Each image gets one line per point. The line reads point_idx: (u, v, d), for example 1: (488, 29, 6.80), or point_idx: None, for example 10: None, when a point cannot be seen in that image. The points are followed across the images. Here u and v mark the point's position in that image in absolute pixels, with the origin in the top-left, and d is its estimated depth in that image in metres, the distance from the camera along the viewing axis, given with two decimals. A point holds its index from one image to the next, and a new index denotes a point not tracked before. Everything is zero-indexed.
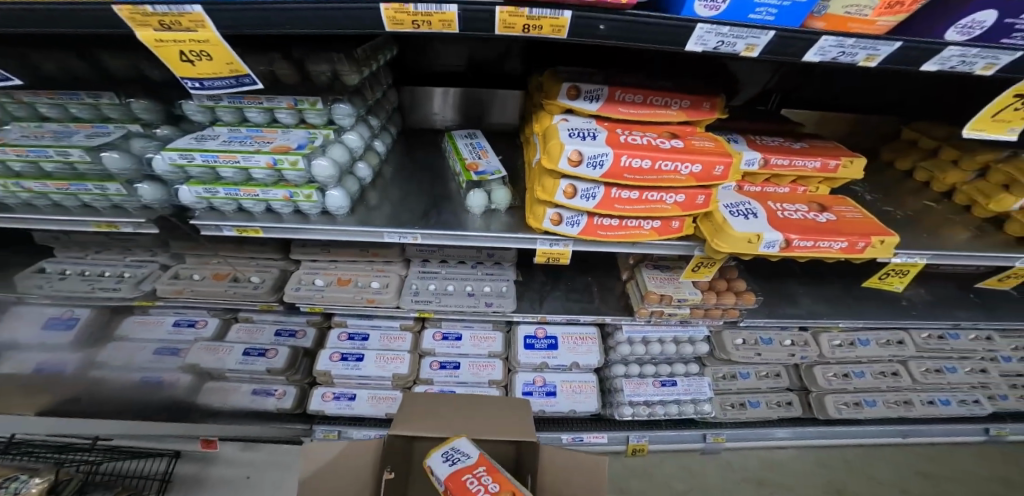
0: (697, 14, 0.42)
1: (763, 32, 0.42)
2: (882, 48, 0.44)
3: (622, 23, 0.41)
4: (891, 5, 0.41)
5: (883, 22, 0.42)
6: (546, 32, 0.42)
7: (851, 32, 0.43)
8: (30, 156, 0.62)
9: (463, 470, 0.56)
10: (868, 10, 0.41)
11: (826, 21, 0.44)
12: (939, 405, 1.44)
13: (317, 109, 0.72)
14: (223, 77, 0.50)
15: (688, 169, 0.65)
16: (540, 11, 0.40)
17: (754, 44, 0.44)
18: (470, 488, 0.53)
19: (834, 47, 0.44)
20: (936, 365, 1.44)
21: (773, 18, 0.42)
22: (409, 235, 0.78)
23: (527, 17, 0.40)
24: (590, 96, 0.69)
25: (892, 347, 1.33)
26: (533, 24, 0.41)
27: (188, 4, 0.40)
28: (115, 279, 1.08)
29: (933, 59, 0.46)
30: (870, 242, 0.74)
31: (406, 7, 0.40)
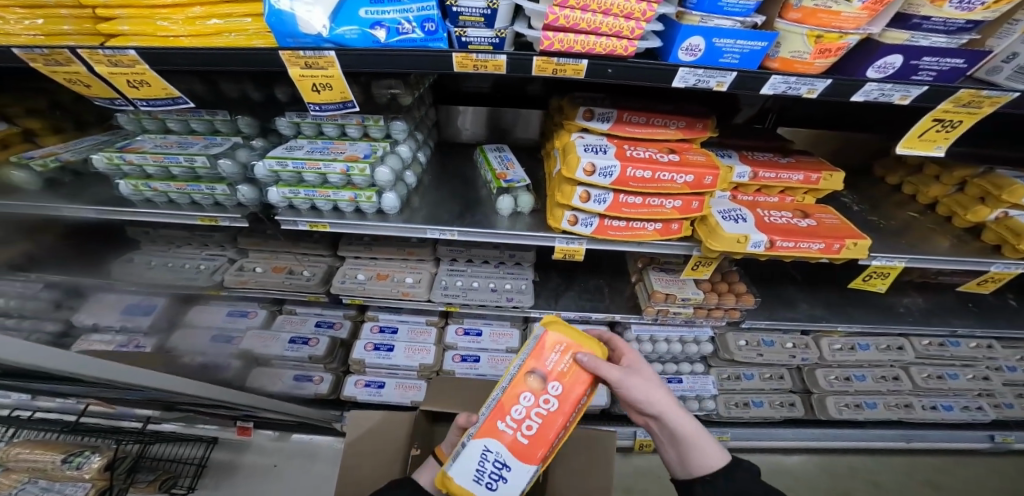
0: (680, 60, 0.56)
1: (727, 72, 0.56)
2: (819, 83, 0.58)
3: (624, 68, 0.56)
4: (822, 51, 0.55)
5: (818, 64, 0.56)
6: (569, 74, 0.57)
7: (796, 72, 0.57)
8: (164, 162, 0.80)
9: (518, 445, 0.58)
10: (806, 55, 0.55)
11: (779, 62, 0.57)
12: (942, 410, 1.49)
13: (379, 125, 0.87)
14: (335, 102, 0.63)
15: (683, 178, 0.78)
16: (566, 60, 0.55)
17: (722, 82, 0.58)
18: (533, 425, 0.58)
19: (782, 83, 0.58)
20: (938, 371, 1.47)
21: (737, 61, 0.56)
22: (448, 231, 0.93)
23: (556, 63, 0.55)
24: (602, 118, 0.83)
25: (891, 351, 1.40)
26: (559, 68, 0.56)
27: (326, 50, 0.55)
28: (193, 270, 1.28)
29: (860, 91, 0.60)
30: (845, 244, 0.85)
31: (471, 56, 0.55)
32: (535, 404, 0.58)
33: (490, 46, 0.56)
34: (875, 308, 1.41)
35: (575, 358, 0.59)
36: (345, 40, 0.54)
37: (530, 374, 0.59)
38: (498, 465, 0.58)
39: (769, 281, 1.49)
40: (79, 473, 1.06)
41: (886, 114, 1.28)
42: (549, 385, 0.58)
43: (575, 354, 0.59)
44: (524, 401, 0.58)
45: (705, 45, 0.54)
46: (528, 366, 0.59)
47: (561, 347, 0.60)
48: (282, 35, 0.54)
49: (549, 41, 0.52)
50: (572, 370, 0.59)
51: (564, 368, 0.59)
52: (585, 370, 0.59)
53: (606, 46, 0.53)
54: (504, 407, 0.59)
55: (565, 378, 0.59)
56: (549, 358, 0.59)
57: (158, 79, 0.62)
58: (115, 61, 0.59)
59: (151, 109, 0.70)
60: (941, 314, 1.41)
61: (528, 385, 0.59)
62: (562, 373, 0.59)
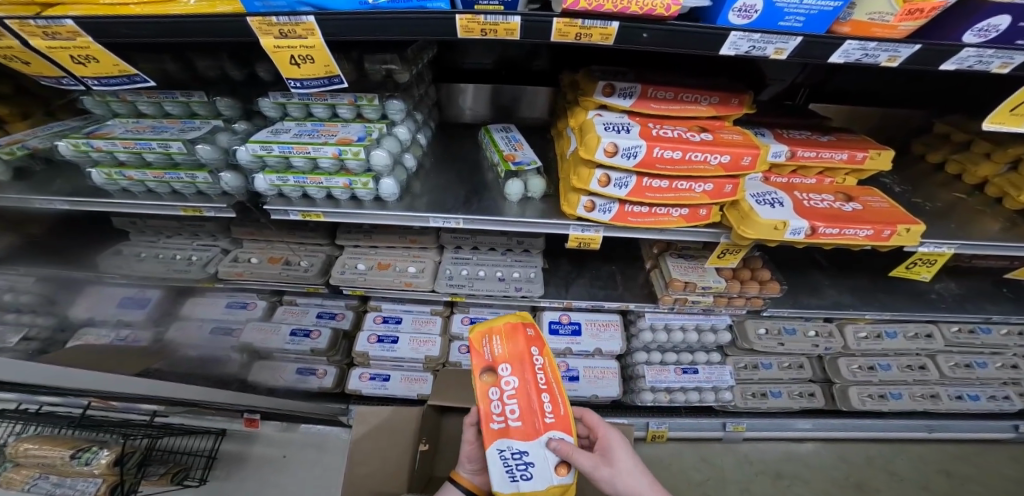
0: (731, 23, 0.47)
1: (791, 38, 0.47)
2: (904, 50, 0.50)
3: (663, 32, 0.47)
4: (912, 12, 0.44)
5: (904, 27, 0.46)
6: (595, 40, 0.48)
7: (874, 36, 0.48)
8: (137, 148, 0.72)
9: (518, 429, 0.62)
10: (889, 17, 0.46)
11: (852, 26, 0.49)
12: (966, 400, 1.46)
13: (374, 104, 0.79)
14: (318, 78, 0.54)
15: (717, 160, 0.70)
16: (592, 22, 0.46)
17: (783, 48, 0.49)
18: (512, 407, 0.63)
19: (858, 50, 0.50)
20: (965, 360, 1.42)
21: (801, 25, 0.47)
22: (452, 220, 0.86)
23: (580, 26, 0.46)
24: (624, 93, 0.74)
25: (919, 340, 1.35)
26: (584, 33, 0.47)
27: (305, 15, 0.46)
28: (185, 262, 1.22)
29: (951, 59, 0.52)
30: (897, 230, 0.77)
31: (477, 17, 0.46)
32: (502, 391, 0.64)
33: (500, 5, 0.46)
34: (904, 295, 1.34)
35: (500, 342, 0.67)
36: (324, 1, 0.45)
37: (482, 373, 0.66)
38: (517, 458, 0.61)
39: (791, 267, 1.41)
40: (89, 468, 1.00)
41: (931, 86, 1.16)
42: (498, 371, 0.65)
43: (499, 339, 0.67)
44: (494, 396, 0.64)
45: (763, 5, 0.45)
46: (474, 369, 0.66)
47: (487, 337, 0.68)
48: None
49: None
50: (508, 350, 0.66)
51: (501, 353, 0.66)
52: (517, 344, 0.67)
53: (643, 4, 0.44)
54: (482, 408, 0.64)
55: (507, 359, 0.66)
56: (484, 353, 0.67)
57: (105, 52, 0.54)
58: (51, 34, 0.51)
59: (106, 88, 0.62)
60: (972, 300, 1.35)
61: (486, 381, 0.65)
62: (500, 357, 0.66)
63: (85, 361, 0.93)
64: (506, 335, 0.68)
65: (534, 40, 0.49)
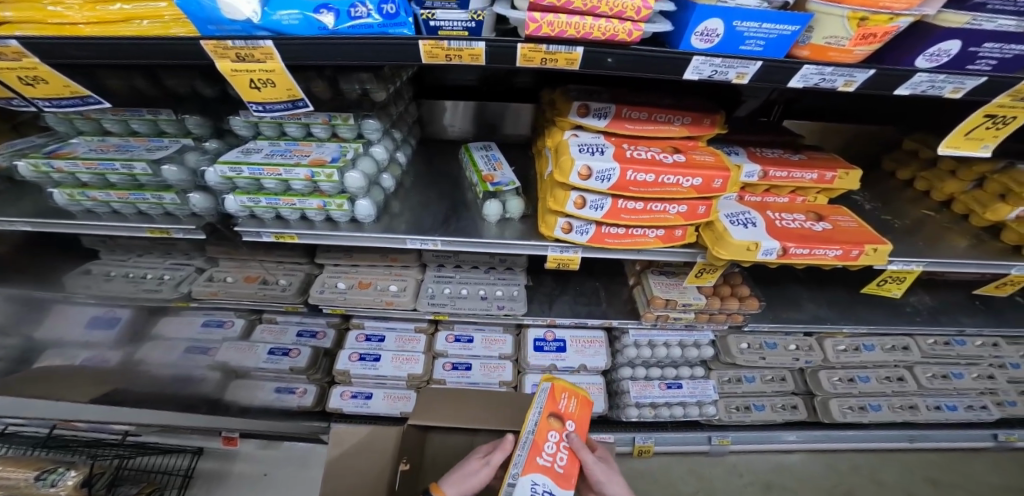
0: (693, 47, 0.47)
1: (751, 62, 0.48)
2: (858, 75, 0.51)
3: (628, 57, 0.46)
4: (865, 36, 0.46)
5: (859, 51, 0.48)
6: (560, 64, 0.47)
7: (831, 61, 0.50)
8: (99, 168, 0.69)
9: (559, 475, 0.72)
10: (845, 41, 0.47)
11: (810, 49, 0.49)
12: (945, 410, 1.49)
13: (349, 123, 0.78)
14: (281, 101, 0.53)
15: (689, 182, 0.70)
16: (557, 47, 0.45)
17: (744, 72, 0.49)
18: (558, 455, 0.74)
19: (815, 75, 0.51)
20: (942, 370, 1.46)
21: (761, 49, 0.47)
22: (430, 242, 0.84)
23: (545, 52, 0.45)
24: (599, 113, 0.74)
25: (896, 352, 1.39)
26: (549, 58, 0.46)
27: (261, 39, 0.44)
28: (156, 281, 1.16)
29: (906, 84, 0.54)
30: (864, 250, 0.81)
31: (440, 43, 0.44)
32: (561, 439, 0.76)
33: (465, 31, 0.45)
34: (882, 308, 1.37)
35: (576, 403, 0.82)
36: (281, 26, 0.44)
37: (550, 415, 0.78)
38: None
39: (771, 281, 1.43)
40: (55, 490, 0.89)
41: (901, 106, 1.20)
42: (567, 423, 0.79)
43: (576, 401, 0.82)
44: (552, 438, 0.76)
45: (724, 29, 0.45)
46: (547, 408, 0.79)
47: (572, 398, 0.83)
48: (201, 21, 0.44)
49: (535, 24, 0.42)
50: (579, 412, 0.81)
51: (575, 412, 0.81)
52: (584, 413, 0.82)
53: (605, 30, 0.43)
54: (539, 444, 0.74)
55: (573, 417, 0.81)
56: (560, 403, 0.81)
57: (57, 75, 0.53)
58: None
59: (58, 110, 0.61)
60: (947, 312, 1.39)
61: (552, 424, 0.77)
62: (572, 415, 0.81)
63: (46, 387, 0.88)
64: (581, 402, 0.83)
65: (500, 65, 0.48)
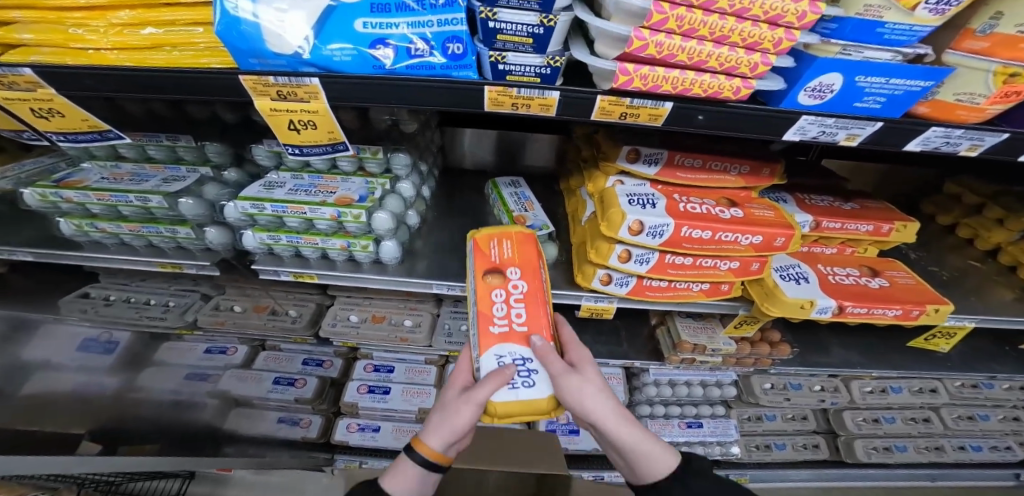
0: (799, 102, 0.43)
1: (869, 123, 0.45)
2: (987, 138, 0.50)
3: (721, 115, 0.43)
4: (1004, 95, 0.45)
5: (993, 109, 0.46)
6: (642, 119, 0.43)
7: (961, 124, 0.49)
8: (112, 200, 0.64)
9: (521, 334, 0.56)
10: (981, 99, 0.45)
11: (934, 105, 0.48)
12: (967, 450, 1.45)
13: (377, 157, 0.73)
14: (321, 145, 0.49)
15: (749, 240, 0.64)
16: (642, 102, 0.41)
17: (856, 134, 0.47)
18: (503, 312, 0.57)
19: (941, 137, 0.50)
20: (969, 412, 1.41)
21: (880, 105, 0.44)
22: (457, 287, 0.78)
23: (627, 106, 0.42)
24: (649, 160, 0.68)
25: (924, 394, 1.33)
26: (631, 112, 0.42)
27: (307, 77, 0.39)
28: (161, 308, 1.08)
29: None
30: (925, 310, 0.75)
31: (509, 90, 0.40)
32: (508, 293, 0.59)
33: (537, 76, 0.40)
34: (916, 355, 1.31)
35: (510, 245, 0.63)
36: (330, 63, 0.38)
37: (485, 275, 0.61)
38: (523, 357, 0.54)
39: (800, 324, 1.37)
40: None
41: None
42: (506, 274, 0.61)
43: (509, 243, 0.63)
44: (499, 299, 0.59)
45: (842, 84, 0.41)
46: (478, 268, 0.61)
47: (508, 243, 0.64)
48: (241, 54, 0.37)
49: (627, 77, 0.39)
50: (519, 255, 0.62)
51: (512, 257, 0.62)
52: (528, 256, 0.63)
53: (706, 87, 0.40)
54: (484, 311, 0.57)
55: (515, 262, 0.62)
56: (490, 255, 0.62)
57: (74, 108, 0.48)
58: (8, 83, 0.45)
59: (71, 144, 0.56)
60: (983, 360, 1.33)
61: (492, 282, 0.60)
62: (510, 261, 0.62)
63: None
64: (516, 241, 0.64)
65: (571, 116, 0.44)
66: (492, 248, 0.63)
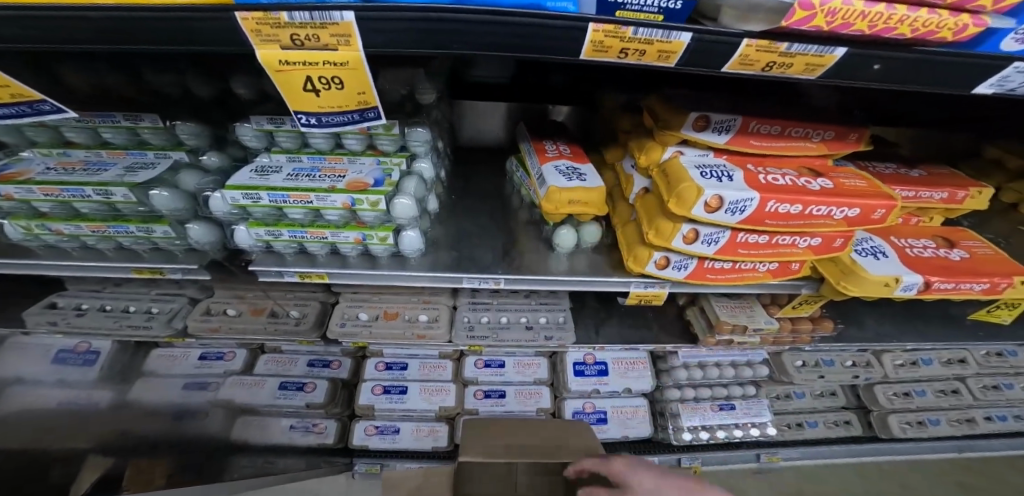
0: (1000, 49, 0.38)
1: None
2: None
3: (901, 60, 0.37)
4: None
5: None
6: (794, 69, 0.38)
7: None
8: (63, 195, 0.51)
9: (569, 158, 0.73)
10: None
11: None
12: (997, 421, 1.48)
13: (392, 134, 0.61)
14: (347, 111, 0.39)
15: (843, 213, 0.55)
16: (803, 48, 0.35)
17: None
18: (552, 150, 0.75)
19: None
20: (994, 382, 1.44)
21: None
22: (491, 280, 0.68)
23: (781, 53, 0.35)
24: (721, 127, 0.58)
25: (954, 365, 1.34)
26: (781, 60, 0.36)
27: (339, 10, 0.29)
28: (142, 316, 0.95)
29: None
30: (1013, 282, 0.68)
31: (621, 31, 0.32)
32: (554, 143, 0.78)
33: (661, 14, 0.33)
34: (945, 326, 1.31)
35: (552, 127, 0.87)
36: None
37: (534, 136, 0.82)
38: (576, 166, 0.70)
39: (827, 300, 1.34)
40: None
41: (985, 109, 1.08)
42: (553, 136, 0.81)
43: (549, 126, 0.87)
44: (548, 144, 0.78)
45: None
46: (529, 134, 0.83)
47: (550, 129, 0.86)
48: None
49: (807, 13, 0.31)
50: (560, 131, 0.85)
51: (557, 131, 0.86)
52: (565, 133, 0.85)
53: (915, 26, 0.34)
54: (537, 149, 0.76)
55: (556, 134, 0.84)
56: (535, 129, 0.85)
57: None
58: None
59: None
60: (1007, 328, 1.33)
61: (540, 138, 0.80)
62: (555, 133, 0.84)
63: None
64: (555, 127, 0.87)
65: (700, 66, 0.37)
66: (549, 142, 0.79)
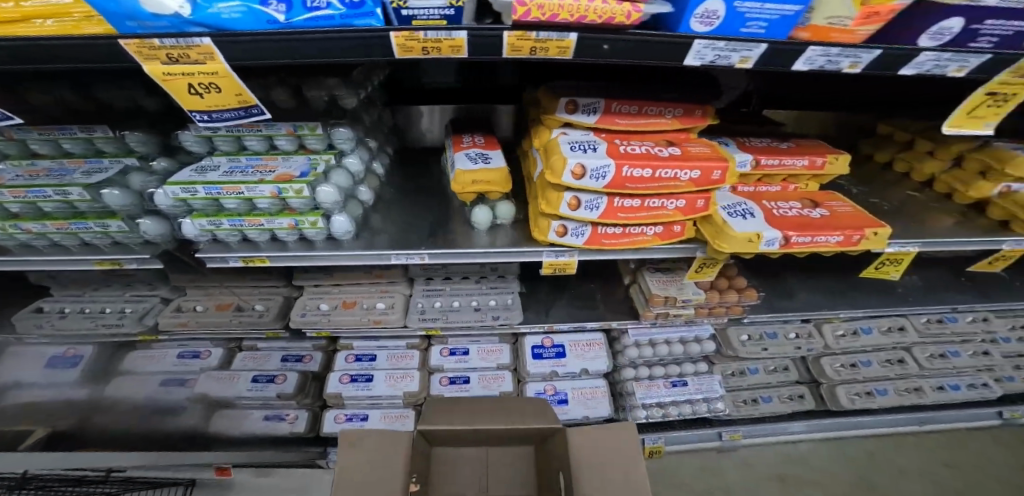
0: (691, 29, 0.46)
1: (755, 45, 0.48)
2: (970, 61, 0.54)
3: (623, 41, 0.46)
4: (868, 16, 0.47)
5: (862, 31, 0.49)
6: (551, 52, 0.47)
7: (837, 43, 0.49)
8: (29, 197, 0.61)
9: (481, 146, 0.84)
10: (848, 20, 0.47)
11: (811, 31, 0.49)
12: (949, 390, 1.55)
13: (317, 134, 0.72)
14: (230, 109, 0.50)
15: (687, 175, 0.66)
16: (547, 35, 0.45)
17: (748, 57, 0.50)
18: (469, 141, 0.87)
19: (821, 57, 0.51)
20: (940, 350, 1.52)
21: (763, 30, 0.47)
22: (416, 256, 0.78)
23: (534, 40, 0.45)
24: (588, 109, 0.69)
25: (893, 333, 1.42)
26: (539, 45, 0.46)
27: (198, 37, 0.41)
28: (116, 315, 1.05)
29: (910, 64, 0.54)
30: (865, 234, 0.75)
31: (417, 35, 0.43)
32: (472, 136, 0.90)
33: (443, 19, 0.43)
34: (873, 292, 1.41)
35: (477, 125, 0.99)
36: (220, 22, 0.40)
37: (458, 132, 0.94)
38: (485, 152, 0.81)
39: (764, 272, 1.44)
40: None
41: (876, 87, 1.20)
42: (473, 132, 0.93)
43: (474, 124, 0.99)
44: (466, 137, 0.89)
45: (724, 10, 0.44)
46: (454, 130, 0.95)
47: (474, 125, 0.98)
48: (117, 16, 0.38)
49: (524, 7, 0.41)
50: (482, 128, 0.97)
51: (480, 128, 0.97)
52: (487, 129, 0.97)
53: (601, 13, 0.43)
54: (456, 141, 0.88)
55: (478, 130, 0.96)
56: (461, 127, 0.97)
57: None
58: None
59: None
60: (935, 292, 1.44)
61: (461, 133, 0.92)
62: (477, 129, 0.96)
63: None
64: (479, 125, 0.99)
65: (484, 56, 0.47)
66: (468, 135, 0.90)
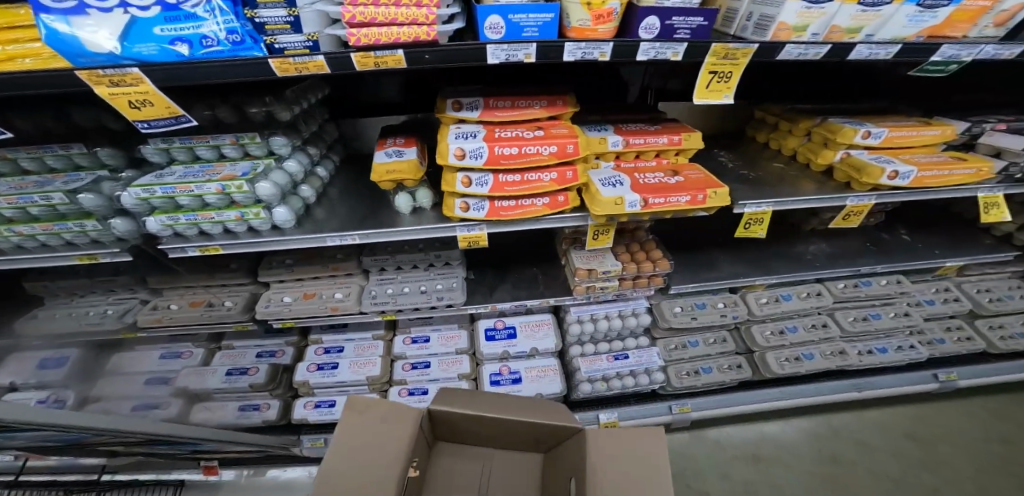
0: (488, 38, 0.64)
1: (526, 45, 0.65)
2: (679, 47, 0.71)
3: (439, 52, 0.63)
4: (599, 17, 0.65)
5: (602, 29, 0.66)
6: (391, 64, 0.65)
7: (583, 39, 0.66)
8: (20, 203, 0.77)
9: (400, 145, 1.02)
10: (587, 22, 0.65)
11: (574, 31, 0.66)
12: (877, 354, 1.63)
13: (257, 142, 0.88)
14: (163, 117, 0.68)
15: (547, 150, 0.84)
16: (382, 52, 0.62)
17: (528, 53, 0.66)
18: (392, 142, 1.04)
19: (578, 50, 0.67)
20: (861, 313, 1.64)
21: (536, 34, 0.65)
22: (348, 236, 0.94)
23: (374, 56, 0.63)
24: (470, 106, 0.88)
25: (811, 298, 1.55)
26: (379, 60, 0.63)
27: (128, 67, 0.57)
28: (99, 315, 1.19)
29: (639, 52, 0.70)
30: (708, 194, 0.92)
31: (288, 60, 0.61)
32: (396, 138, 1.08)
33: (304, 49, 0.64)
34: (787, 259, 1.56)
35: (404, 130, 1.17)
36: (142, 56, 0.57)
37: (386, 136, 1.11)
38: (402, 149, 0.99)
39: (689, 247, 1.60)
40: None
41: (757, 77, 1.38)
42: (398, 135, 1.11)
43: (402, 130, 1.17)
44: (391, 139, 1.07)
45: (504, 22, 0.63)
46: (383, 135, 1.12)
47: (402, 130, 1.16)
48: (70, 56, 0.55)
49: (355, 37, 0.60)
50: (408, 132, 1.15)
51: (407, 132, 1.15)
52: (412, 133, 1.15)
53: (409, 34, 0.61)
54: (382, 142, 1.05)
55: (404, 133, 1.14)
56: (390, 132, 1.15)
57: None
58: None
59: None
60: (845, 256, 1.58)
61: (388, 137, 1.10)
62: (404, 133, 1.13)
63: None
64: (406, 130, 1.17)
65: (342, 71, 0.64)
66: (392, 138, 1.08)
